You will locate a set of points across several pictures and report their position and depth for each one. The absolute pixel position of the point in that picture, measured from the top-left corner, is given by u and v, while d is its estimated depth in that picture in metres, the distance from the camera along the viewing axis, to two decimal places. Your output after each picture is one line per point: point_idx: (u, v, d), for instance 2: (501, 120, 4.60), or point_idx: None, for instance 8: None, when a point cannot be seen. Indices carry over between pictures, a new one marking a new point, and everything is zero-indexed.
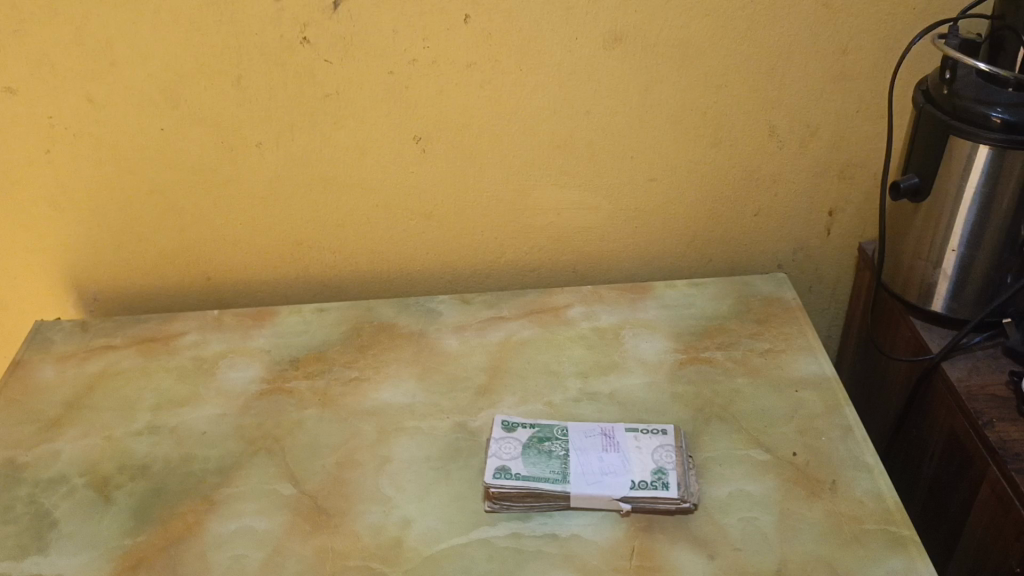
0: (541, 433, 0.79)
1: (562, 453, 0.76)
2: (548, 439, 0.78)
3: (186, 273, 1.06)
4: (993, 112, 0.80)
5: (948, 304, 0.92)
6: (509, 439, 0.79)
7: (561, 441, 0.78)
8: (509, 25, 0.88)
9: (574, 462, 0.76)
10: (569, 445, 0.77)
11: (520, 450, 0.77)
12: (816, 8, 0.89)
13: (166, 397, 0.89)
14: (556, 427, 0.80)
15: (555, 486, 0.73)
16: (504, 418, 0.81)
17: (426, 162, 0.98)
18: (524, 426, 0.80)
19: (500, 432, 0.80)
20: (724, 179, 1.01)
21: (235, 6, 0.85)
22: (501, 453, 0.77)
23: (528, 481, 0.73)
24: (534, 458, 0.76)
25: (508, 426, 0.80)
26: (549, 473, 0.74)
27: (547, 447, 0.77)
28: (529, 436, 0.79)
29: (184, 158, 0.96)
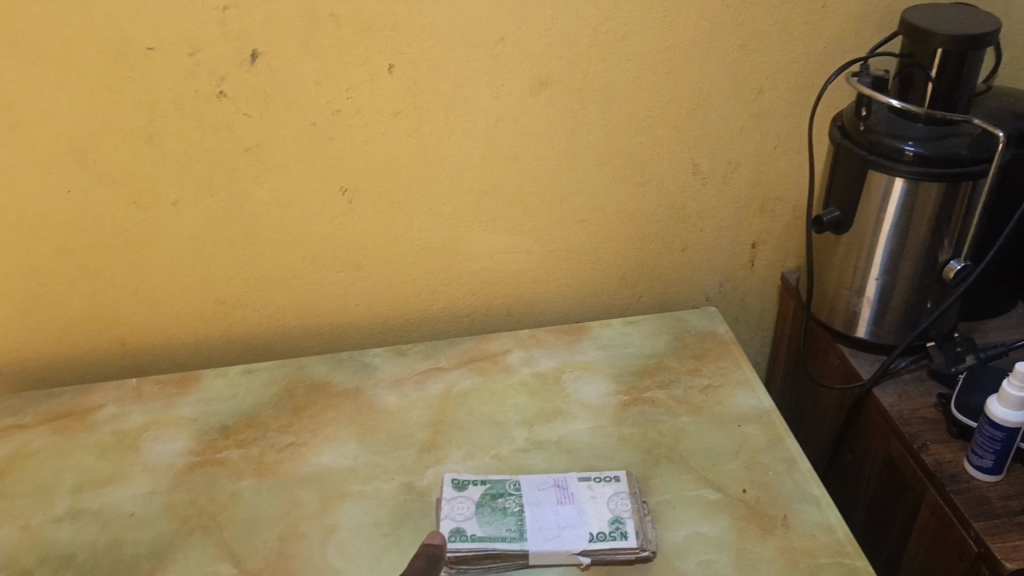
0: (494, 489, 0.77)
1: (517, 509, 0.75)
2: (501, 494, 0.77)
3: (99, 341, 1.00)
4: (906, 146, 0.83)
5: (873, 330, 0.95)
6: (461, 498, 0.76)
7: (514, 496, 0.76)
8: (435, 74, 0.87)
9: (529, 517, 0.74)
10: (522, 499, 0.76)
11: (473, 509, 0.75)
12: (733, 50, 0.91)
13: (87, 478, 0.83)
14: (508, 482, 0.78)
15: (512, 544, 0.71)
16: (453, 477, 0.79)
17: (353, 213, 0.95)
18: (474, 483, 0.78)
19: (450, 491, 0.77)
20: (653, 217, 1.02)
21: (147, 62, 0.82)
22: (454, 514, 0.75)
23: (484, 541, 0.71)
24: (489, 516, 0.74)
25: (458, 484, 0.78)
26: (504, 531, 0.72)
27: (501, 504, 0.75)
28: (481, 494, 0.77)
29: (95, 220, 0.91)
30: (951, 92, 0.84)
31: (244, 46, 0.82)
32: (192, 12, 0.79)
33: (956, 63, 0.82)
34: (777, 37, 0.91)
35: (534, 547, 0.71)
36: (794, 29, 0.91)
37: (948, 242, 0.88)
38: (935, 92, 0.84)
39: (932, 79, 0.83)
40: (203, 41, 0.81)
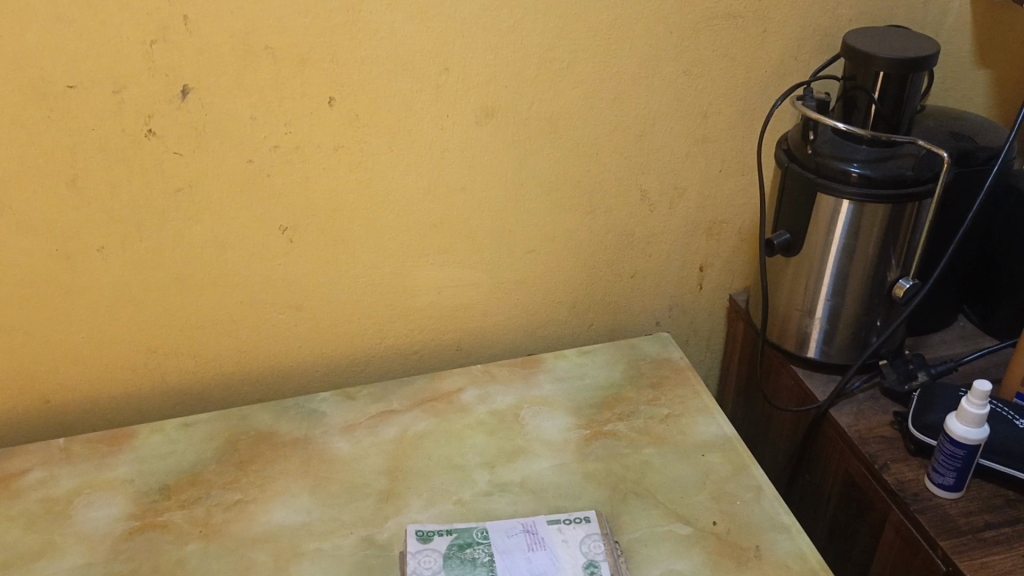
0: (461, 539, 0.74)
1: (488, 559, 0.72)
2: (469, 544, 0.74)
3: (20, 400, 0.93)
4: (851, 168, 0.84)
5: (824, 351, 0.95)
6: (427, 551, 0.73)
7: (483, 545, 0.73)
8: (377, 106, 0.84)
9: (501, 567, 0.71)
10: (492, 548, 0.73)
11: (441, 562, 0.71)
12: (677, 76, 0.91)
13: (14, 553, 0.76)
14: (475, 529, 0.75)
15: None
16: (418, 528, 0.75)
17: (294, 253, 0.91)
18: (440, 533, 0.75)
19: (415, 543, 0.73)
20: (602, 245, 1.01)
21: (67, 101, 0.76)
22: (423, 567, 0.71)
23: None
24: (459, 569, 0.71)
25: (422, 534, 0.75)
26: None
27: (470, 555, 0.72)
28: (448, 545, 0.73)
29: (12, 271, 0.84)
30: (893, 114, 0.85)
31: (174, 81, 0.77)
32: (117, 47, 0.74)
33: (897, 85, 0.83)
34: (720, 62, 0.91)
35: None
36: (736, 53, 0.91)
37: (896, 261, 0.89)
38: (878, 114, 0.85)
39: (875, 101, 0.84)
40: (129, 77, 0.76)
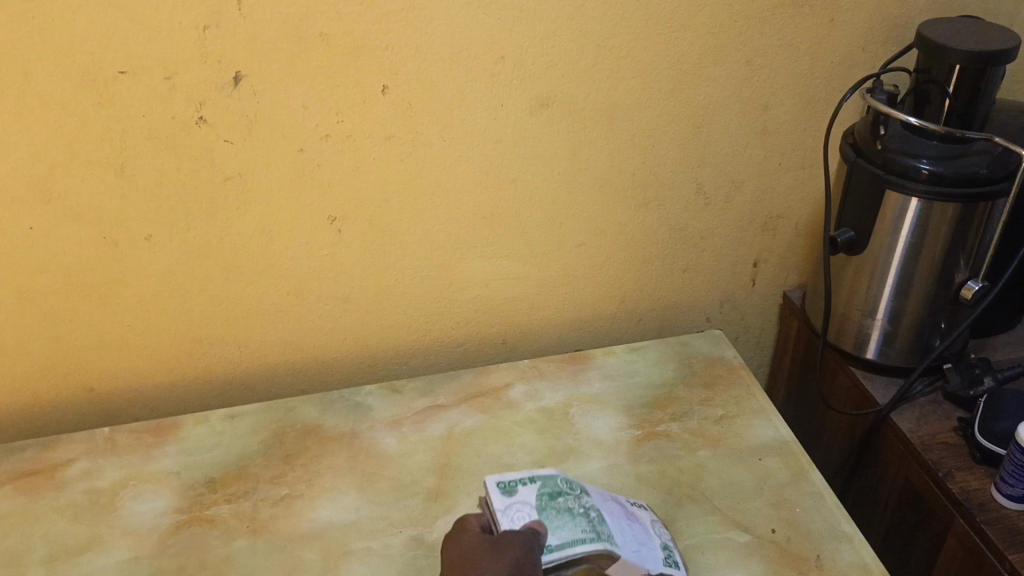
0: (548, 487, 0.68)
1: (583, 510, 0.66)
2: (559, 493, 0.68)
3: (64, 387, 0.92)
4: (920, 164, 0.80)
5: (883, 352, 0.92)
6: (516, 504, 0.66)
7: (573, 496, 0.68)
8: (431, 94, 0.81)
9: (598, 520, 0.66)
10: (584, 500, 0.68)
11: (536, 514, 0.65)
12: (739, 66, 0.88)
13: (61, 545, 0.75)
14: (557, 479, 0.69)
15: (596, 546, 0.63)
16: (498, 479, 0.69)
17: (341, 244, 0.89)
18: (522, 484, 0.68)
19: (501, 498, 0.67)
20: (654, 239, 0.98)
21: (118, 87, 0.74)
22: (518, 519, 0.65)
23: (567, 549, 0.63)
24: (558, 520, 0.65)
25: (503, 487, 0.68)
26: (582, 533, 0.64)
27: (565, 505, 0.66)
28: (537, 495, 0.67)
29: (60, 258, 0.83)
30: (967, 110, 0.81)
31: (226, 68, 0.75)
32: (170, 32, 0.72)
33: (974, 80, 0.79)
34: (784, 51, 0.88)
35: (614, 547, 0.64)
36: (801, 43, 0.88)
37: (965, 262, 0.85)
38: (952, 109, 0.81)
39: (949, 96, 0.81)
40: (181, 64, 0.74)
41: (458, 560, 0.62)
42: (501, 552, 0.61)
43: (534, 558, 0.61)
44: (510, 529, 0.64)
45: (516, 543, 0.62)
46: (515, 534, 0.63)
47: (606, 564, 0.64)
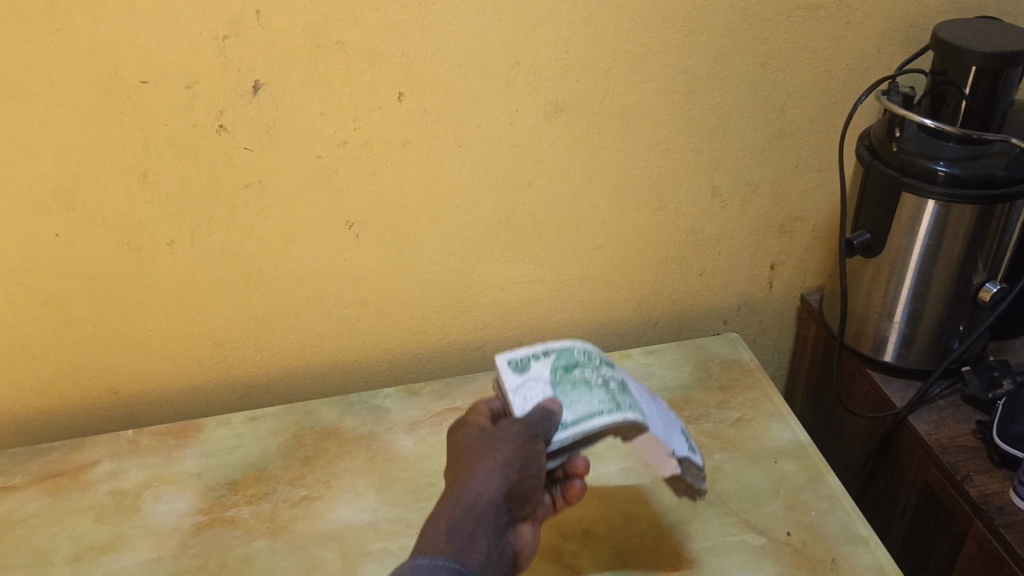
0: (562, 361, 0.70)
1: (599, 382, 0.69)
2: (574, 365, 0.70)
3: (90, 389, 0.94)
4: (936, 167, 0.79)
5: (901, 355, 0.92)
6: (529, 382, 0.68)
7: (588, 368, 0.70)
8: (446, 100, 0.82)
9: (615, 388, 0.69)
10: (600, 373, 0.70)
11: (551, 388, 0.68)
12: (755, 69, 0.88)
13: (86, 545, 0.77)
14: (573, 351, 0.72)
15: (612, 417, 0.65)
16: (509, 357, 0.71)
17: (359, 249, 0.90)
18: (534, 360, 0.71)
19: (513, 378, 0.69)
20: (669, 241, 0.99)
21: (140, 96, 0.76)
22: (530, 397, 0.67)
23: (583, 423, 0.65)
24: (573, 393, 0.67)
25: (514, 364, 0.70)
26: (598, 404, 0.66)
27: (580, 378, 0.69)
28: (551, 369, 0.69)
29: (85, 264, 0.85)
30: (984, 111, 0.81)
31: (246, 77, 0.77)
32: (190, 41, 0.74)
33: (991, 80, 0.78)
34: (800, 54, 0.88)
35: (630, 416, 0.66)
36: (816, 46, 0.88)
37: (983, 263, 0.85)
38: (969, 110, 0.81)
39: (966, 97, 0.80)
40: (201, 73, 0.76)
41: (459, 453, 0.63)
42: (497, 445, 0.61)
43: (532, 448, 0.61)
44: (512, 420, 0.64)
45: (510, 436, 0.62)
46: (515, 423, 0.63)
47: (624, 429, 0.67)
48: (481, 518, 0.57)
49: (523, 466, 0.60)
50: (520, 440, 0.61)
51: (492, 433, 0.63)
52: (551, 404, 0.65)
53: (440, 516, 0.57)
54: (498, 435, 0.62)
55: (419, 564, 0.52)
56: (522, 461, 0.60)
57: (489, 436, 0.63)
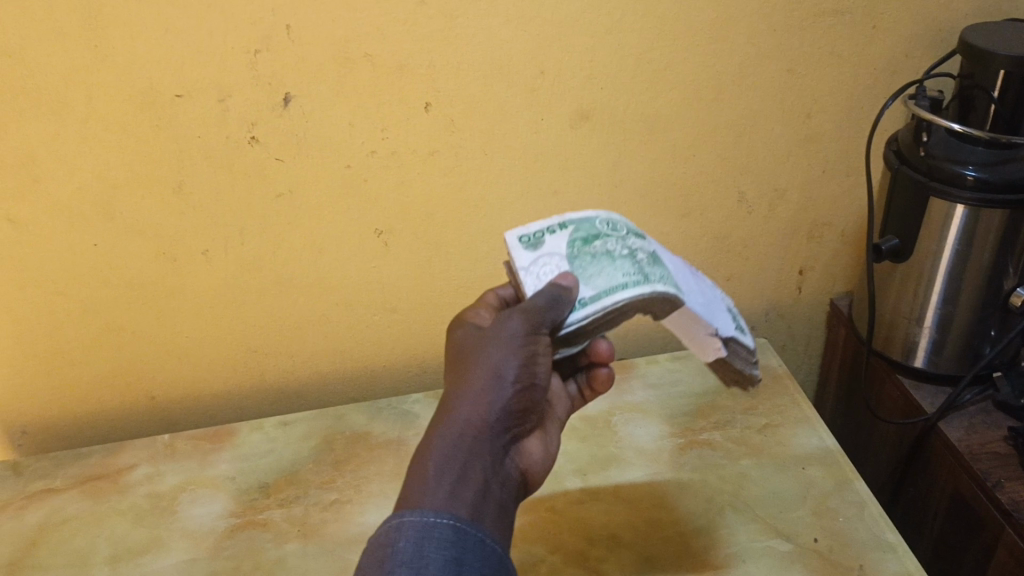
0: (582, 234, 0.69)
1: (623, 253, 0.66)
2: (597, 237, 0.69)
3: (128, 394, 0.97)
4: (966, 171, 0.79)
5: (932, 360, 0.91)
6: (544, 257, 0.67)
7: (610, 238, 0.68)
8: (472, 110, 0.83)
9: (643, 261, 0.66)
10: (623, 243, 0.68)
11: (567, 263, 0.66)
12: (781, 74, 0.88)
13: (124, 547, 0.79)
14: (594, 222, 0.70)
15: (639, 289, 0.63)
16: (521, 233, 0.70)
17: (387, 256, 0.92)
18: (551, 234, 0.69)
19: (527, 255, 0.68)
20: (696, 247, 0.99)
21: (175, 109, 0.78)
22: (544, 274, 0.66)
23: (604, 299, 0.63)
24: (594, 266, 0.66)
25: (526, 241, 0.69)
26: (623, 278, 0.64)
27: (600, 250, 0.67)
28: (570, 243, 0.68)
29: (123, 272, 0.87)
30: (1014, 115, 0.80)
31: (277, 90, 0.78)
32: (223, 56, 0.76)
33: (1019, 84, 0.78)
34: (826, 59, 0.88)
35: (660, 288, 0.63)
36: (842, 51, 0.87)
37: (1014, 268, 0.84)
38: (997, 114, 0.80)
39: (994, 101, 0.80)
40: (234, 86, 0.77)
41: (459, 353, 0.63)
42: (491, 352, 0.60)
43: (528, 352, 0.60)
44: (511, 312, 0.62)
45: (505, 341, 0.60)
46: (514, 318, 0.61)
47: (657, 303, 0.64)
48: (478, 441, 0.57)
49: (519, 375, 0.59)
50: (516, 345, 0.60)
51: (489, 335, 0.61)
52: (562, 287, 0.63)
53: (432, 445, 0.56)
54: (492, 339, 0.60)
55: (411, 521, 0.51)
56: (518, 370, 0.59)
57: (485, 337, 0.61)
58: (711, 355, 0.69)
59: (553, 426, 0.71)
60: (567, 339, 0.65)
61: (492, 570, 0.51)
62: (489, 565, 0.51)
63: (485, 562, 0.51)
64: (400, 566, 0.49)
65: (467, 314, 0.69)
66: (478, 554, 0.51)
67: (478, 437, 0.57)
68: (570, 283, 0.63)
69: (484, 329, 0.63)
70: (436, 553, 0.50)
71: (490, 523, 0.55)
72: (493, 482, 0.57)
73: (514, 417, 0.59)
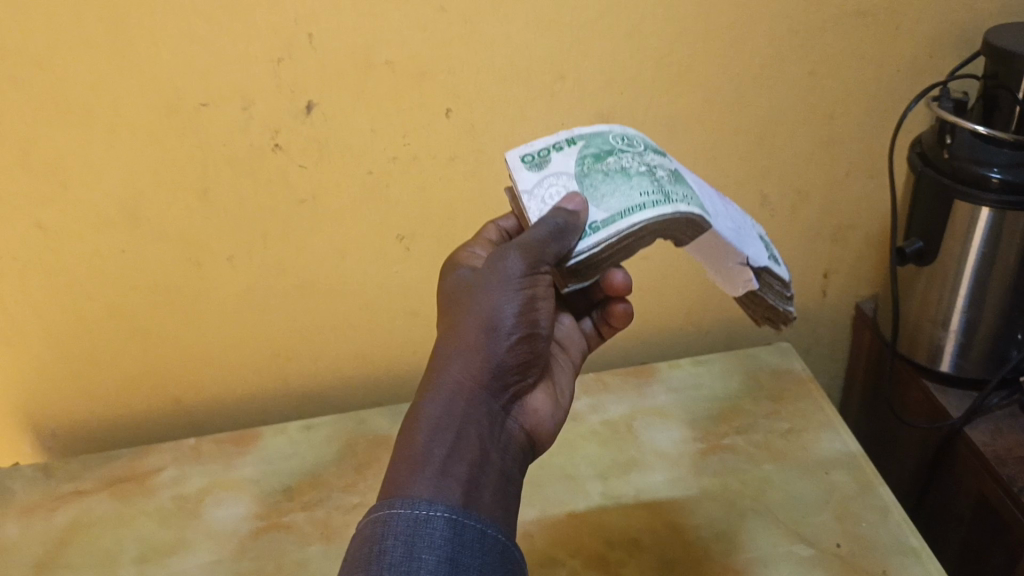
0: (594, 151, 0.66)
1: (639, 171, 0.63)
2: (609, 154, 0.66)
3: (155, 397, 0.98)
4: (990, 173, 0.78)
5: (958, 364, 0.90)
6: (550, 179, 0.65)
7: (626, 156, 0.65)
8: (493, 115, 0.84)
9: (663, 179, 0.63)
10: (641, 160, 0.65)
11: (579, 184, 0.64)
12: (802, 77, 0.87)
13: (150, 548, 0.80)
14: (607, 138, 0.67)
15: (660, 210, 0.60)
16: (524, 152, 0.67)
17: (409, 261, 0.92)
18: (560, 151, 0.66)
19: (532, 177, 0.66)
20: None
21: (200, 117, 0.79)
22: (548, 197, 0.64)
23: (620, 222, 0.60)
24: (609, 185, 0.63)
25: (531, 161, 0.66)
26: (641, 197, 0.61)
27: (615, 169, 0.64)
28: (581, 162, 0.65)
29: (150, 277, 0.89)
30: None
31: (299, 97, 0.79)
32: (247, 64, 0.77)
33: None
34: (848, 61, 0.87)
35: (682, 209, 0.60)
36: (865, 52, 0.87)
37: None
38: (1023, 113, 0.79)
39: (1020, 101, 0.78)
40: (257, 94, 0.79)
41: (455, 297, 0.62)
42: (483, 305, 0.59)
43: (525, 296, 0.59)
44: (507, 251, 0.60)
45: (500, 287, 0.59)
46: (511, 259, 0.60)
47: (677, 225, 0.62)
48: (474, 398, 0.56)
49: (516, 322, 0.58)
50: (509, 294, 0.59)
51: (481, 283, 0.60)
52: (568, 213, 0.61)
53: (427, 406, 0.55)
54: (487, 286, 0.59)
55: (402, 513, 0.50)
56: (512, 318, 0.58)
57: (478, 286, 0.60)
58: (742, 286, 0.67)
59: (562, 368, 0.70)
60: (577, 272, 0.63)
61: (490, 556, 0.50)
62: (487, 556, 0.50)
63: (483, 553, 0.50)
64: (392, 568, 0.48)
65: (459, 256, 0.69)
66: (475, 537, 0.50)
67: (472, 399, 0.56)
68: (578, 206, 0.62)
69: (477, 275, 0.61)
70: (431, 551, 0.48)
71: (490, 497, 0.53)
72: (491, 446, 0.56)
73: (511, 368, 0.59)
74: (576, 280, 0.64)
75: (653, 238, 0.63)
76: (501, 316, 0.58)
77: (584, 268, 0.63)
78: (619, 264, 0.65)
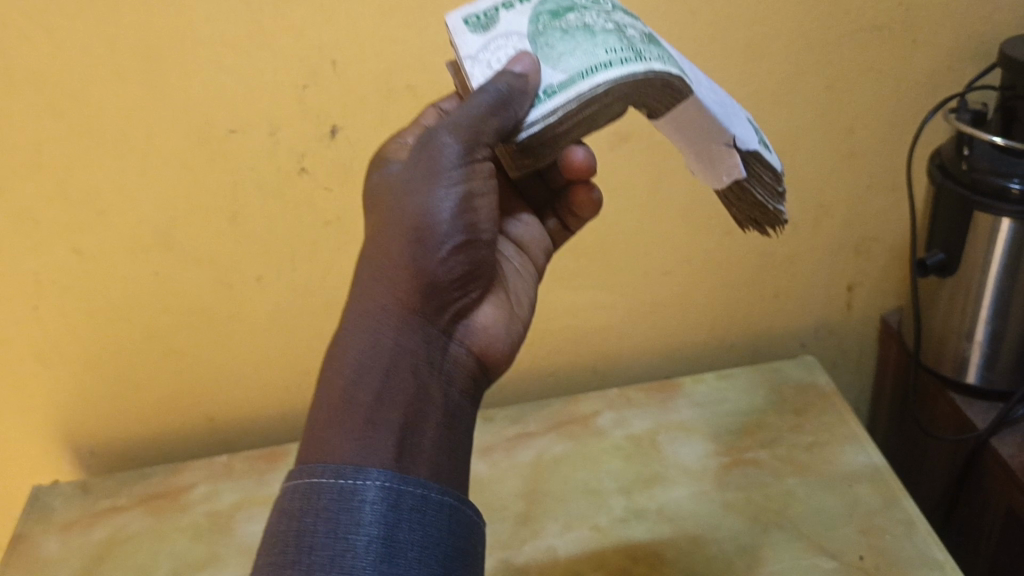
0: (551, 5, 0.58)
1: (605, 27, 0.56)
2: (569, 9, 0.58)
3: (189, 415, 1.01)
4: (1011, 184, 0.77)
5: (984, 376, 0.89)
6: (499, 40, 0.58)
7: (589, 10, 0.58)
8: None
9: (631, 36, 0.57)
10: (605, 16, 0.57)
11: (534, 44, 0.57)
12: (820, 93, 0.88)
13: (183, 562, 0.82)
14: None
15: (629, 68, 0.54)
16: (470, 14, 0.60)
17: None
18: (512, 9, 0.59)
19: (477, 40, 0.59)
20: (739, 266, 0.99)
21: (229, 143, 0.82)
22: (494, 62, 0.57)
23: (581, 84, 0.54)
24: (569, 43, 0.56)
25: (476, 23, 0.60)
26: (606, 55, 0.54)
27: (575, 25, 0.57)
28: (536, 18, 0.58)
29: (182, 298, 0.92)
30: None
31: (324, 122, 0.82)
32: (274, 91, 0.79)
33: None
34: (866, 75, 0.88)
35: (655, 68, 0.55)
36: (883, 67, 0.87)
37: None
38: None
39: None
40: (284, 120, 0.81)
41: (387, 191, 0.58)
42: (415, 206, 0.55)
43: (459, 195, 0.55)
44: (441, 136, 0.56)
45: (432, 186, 0.55)
46: (445, 150, 0.55)
47: (647, 87, 0.56)
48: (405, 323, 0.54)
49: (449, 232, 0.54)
50: (441, 192, 0.55)
51: (413, 179, 0.56)
52: (512, 79, 0.54)
53: (353, 339, 0.53)
54: (417, 189, 0.55)
55: (326, 486, 0.49)
56: (447, 221, 0.54)
57: (408, 183, 0.56)
58: (726, 174, 0.62)
59: (518, 260, 0.67)
60: (529, 149, 0.57)
61: (431, 520, 0.49)
62: (425, 520, 0.49)
63: (422, 521, 0.49)
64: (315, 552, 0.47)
65: (389, 148, 0.64)
66: (412, 504, 0.49)
67: (403, 323, 0.54)
68: (526, 67, 0.55)
69: (408, 167, 0.57)
70: (358, 530, 0.48)
71: (427, 436, 0.52)
72: (427, 371, 0.54)
73: (450, 278, 0.55)
74: (527, 159, 0.58)
75: (621, 105, 0.57)
76: (431, 220, 0.54)
77: (534, 145, 0.57)
78: (578, 139, 0.58)
